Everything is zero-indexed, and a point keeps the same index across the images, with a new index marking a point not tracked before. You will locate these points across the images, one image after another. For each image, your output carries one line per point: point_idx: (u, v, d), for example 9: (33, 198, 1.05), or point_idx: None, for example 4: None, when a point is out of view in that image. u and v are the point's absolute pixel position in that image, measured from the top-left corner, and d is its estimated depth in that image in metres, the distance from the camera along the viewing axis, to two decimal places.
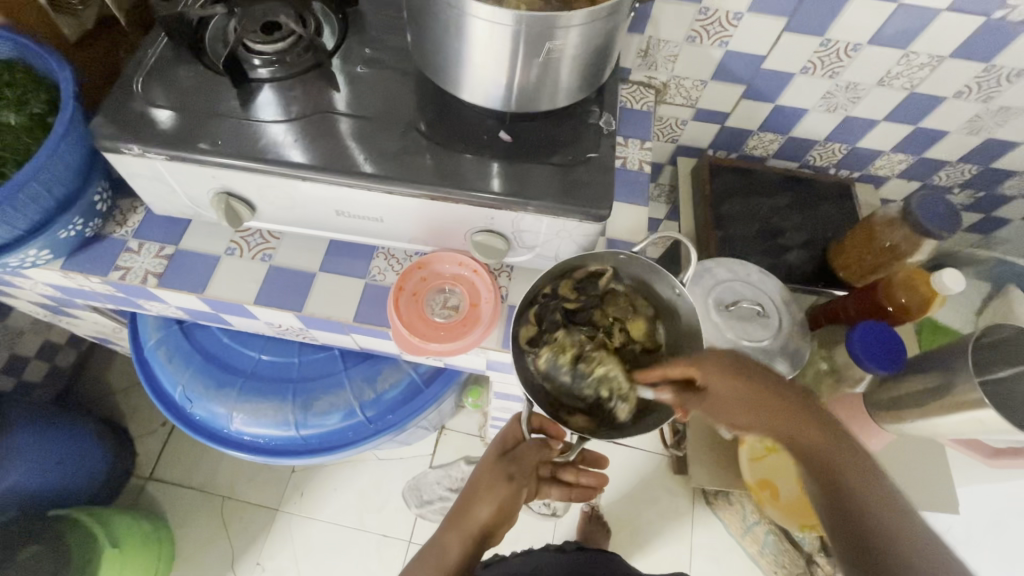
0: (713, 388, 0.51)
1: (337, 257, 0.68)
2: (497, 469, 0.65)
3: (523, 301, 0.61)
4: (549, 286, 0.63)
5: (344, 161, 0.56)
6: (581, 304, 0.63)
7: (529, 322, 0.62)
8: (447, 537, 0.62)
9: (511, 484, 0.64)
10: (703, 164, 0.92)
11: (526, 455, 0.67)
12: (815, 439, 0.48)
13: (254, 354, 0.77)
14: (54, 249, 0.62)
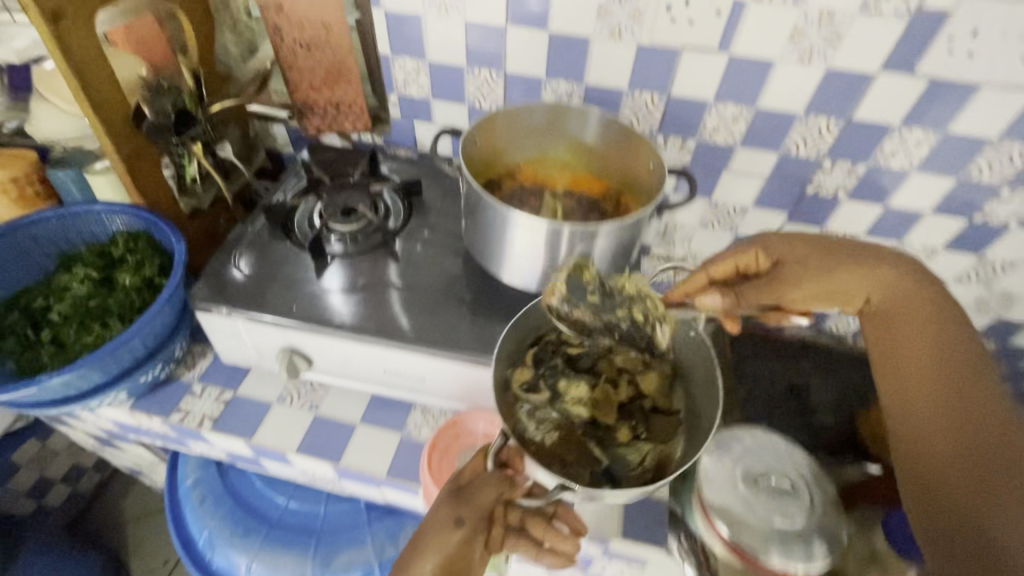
0: (787, 260, 0.61)
1: (377, 410, 0.72)
2: (446, 509, 0.52)
3: (509, 334, 0.59)
4: (552, 333, 0.64)
5: (396, 328, 0.64)
6: (586, 350, 0.62)
7: (526, 366, 0.61)
8: None
9: (459, 527, 0.50)
10: (722, 331, 0.98)
11: (478, 493, 0.52)
12: (917, 310, 0.55)
13: (283, 501, 0.79)
14: (131, 393, 0.69)
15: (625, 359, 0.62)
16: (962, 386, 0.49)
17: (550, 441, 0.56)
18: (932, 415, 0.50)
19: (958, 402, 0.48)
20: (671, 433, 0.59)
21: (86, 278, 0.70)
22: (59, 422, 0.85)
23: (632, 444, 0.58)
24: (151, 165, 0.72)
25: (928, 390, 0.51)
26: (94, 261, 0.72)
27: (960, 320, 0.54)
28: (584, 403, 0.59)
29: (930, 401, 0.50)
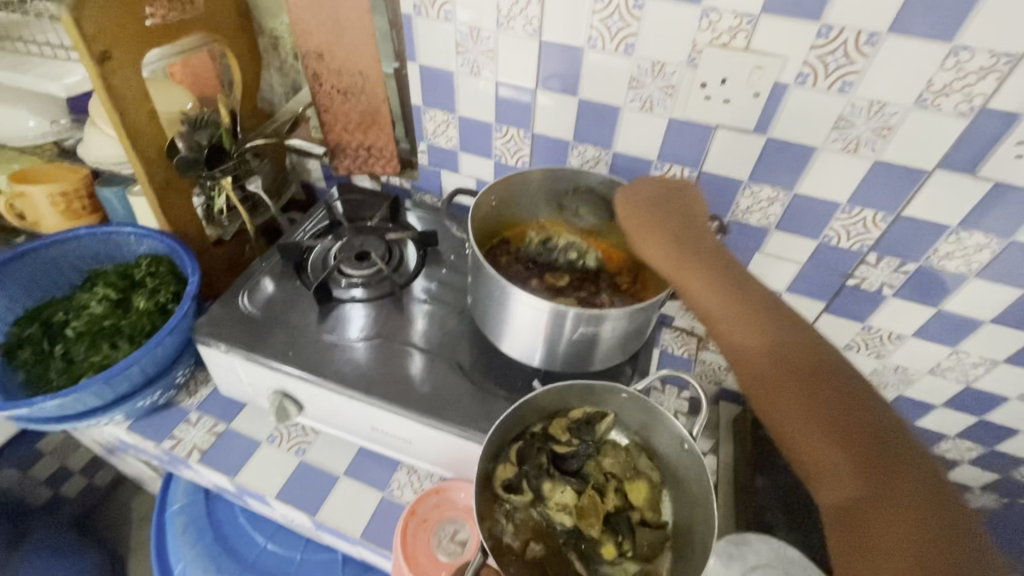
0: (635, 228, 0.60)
1: (364, 463, 0.70)
2: None
3: (502, 426, 0.56)
4: (540, 425, 0.60)
5: (388, 387, 0.62)
6: (573, 447, 0.59)
7: (509, 463, 0.57)
8: None
9: None
10: (745, 415, 0.90)
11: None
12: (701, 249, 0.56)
13: (261, 541, 0.77)
14: (128, 416, 0.69)
15: (615, 463, 0.59)
16: (800, 361, 0.45)
17: (528, 551, 0.53)
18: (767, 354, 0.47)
19: (806, 384, 0.44)
20: (656, 549, 0.55)
21: (105, 298, 0.73)
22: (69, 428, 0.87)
23: (616, 562, 0.55)
24: (180, 196, 0.74)
25: (725, 298, 0.51)
26: (116, 282, 0.75)
27: (740, 269, 0.53)
28: (568, 511, 0.56)
29: (722, 296, 0.51)
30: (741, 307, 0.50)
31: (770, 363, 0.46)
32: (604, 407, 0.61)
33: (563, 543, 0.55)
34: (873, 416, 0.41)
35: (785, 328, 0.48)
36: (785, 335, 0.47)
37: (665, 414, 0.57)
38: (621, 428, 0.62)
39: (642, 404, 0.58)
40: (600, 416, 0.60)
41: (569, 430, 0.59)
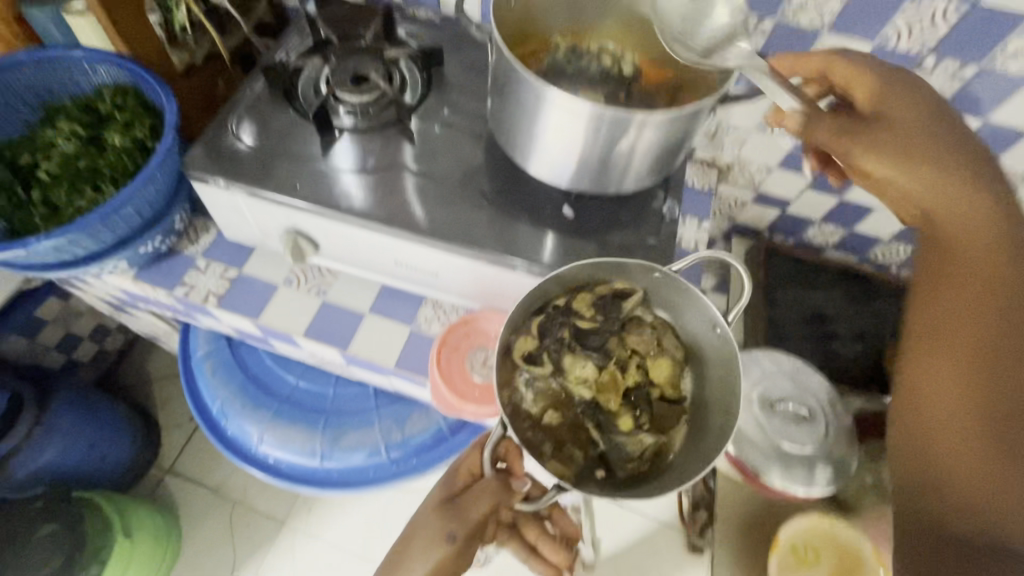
0: (846, 83, 0.51)
1: (388, 301, 0.69)
2: (438, 524, 0.53)
3: (522, 306, 0.54)
4: (563, 298, 0.57)
5: (409, 218, 0.59)
6: (597, 323, 0.57)
7: (529, 334, 0.56)
8: None
9: (452, 546, 0.52)
10: (758, 248, 0.91)
11: (473, 505, 0.54)
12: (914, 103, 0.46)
13: (292, 380, 0.79)
14: (132, 263, 0.66)
15: (640, 341, 0.57)
16: (1006, 322, 0.37)
17: (545, 417, 0.54)
18: (961, 286, 0.39)
19: (1000, 336, 0.37)
20: (673, 422, 0.56)
21: (73, 135, 0.65)
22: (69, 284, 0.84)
23: (633, 434, 0.54)
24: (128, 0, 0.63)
25: (955, 216, 0.41)
26: (81, 117, 0.66)
27: (977, 160, 0.43)
28: (588, 384, 0.55)
29: (927, 188, 0.42)
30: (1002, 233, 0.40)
31: (938, 266, 0.41)
32: (633, 285, 0.58)
33: (582, 414, 0.55)
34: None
35: (1005, 251, 0.40)
36: (1006, 281, 0.38)
37: (701, 293, 0.54)
38: (647, 307, 0.59)
39: (676, 282, 0.55)
40: (628, 293, 0.58)
41: (593, 305, 0.57)
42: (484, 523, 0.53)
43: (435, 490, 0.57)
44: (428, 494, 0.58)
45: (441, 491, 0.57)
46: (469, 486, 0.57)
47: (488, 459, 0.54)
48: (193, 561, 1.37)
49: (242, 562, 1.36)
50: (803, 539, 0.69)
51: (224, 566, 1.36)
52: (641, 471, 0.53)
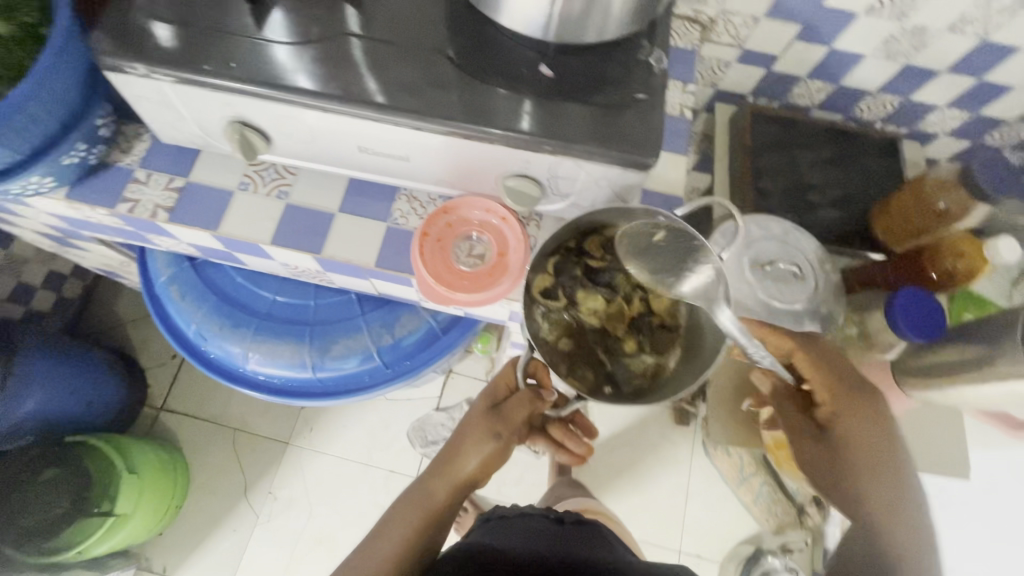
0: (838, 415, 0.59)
1: (358, 197, 0.64)
2: (486, 423, 0.64)
3: (536, 252, 0.57)
4: (574, 240, 0.60)
5: (370, 91, 0.51)
6: (605, 263, 0.61)
7: (546, 272, 0.60)
8: (434, 482, 0.64)
9: (498, 441, 0.63)
10: (743, 113, 0.87)
11: (514, 411, 0.65)
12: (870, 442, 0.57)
13: (268, 296, 0.75)
14: (57, 177, 0.58)
15: (644, 277, 0.62)
16: (888, 465, 0.57)
17: (559, 342, 0.61)
18: (862, 430, 0.58)
19: (879, 470, 0.56)
20: (669, 346, 0.62)
21: None
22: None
23: (636, 355, 0.62)
24: None
25: (857, 401, 0.59)
26: None
27: (878, 407, 0.59)
28: (597, 314, 0.62)
29: (849, 425, 0.58)
30: (870, 411, 0.59)
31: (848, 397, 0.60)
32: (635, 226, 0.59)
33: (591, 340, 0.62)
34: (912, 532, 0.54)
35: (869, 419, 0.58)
36: (893, 445, 0.57)
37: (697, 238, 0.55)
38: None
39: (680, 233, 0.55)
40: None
41: (603, 247, 0.60)
42: (522, 423, 0.66)
43: (478, 403, 0.68)
44: (472, 406, 0.68)
45: (485, 402, 0.67)
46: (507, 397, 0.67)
47: (519, 382, 0.64)
48: (204, 487, 1.41)
49: (253, 483, 1.41)
50: None
51: (236, 488, 1.41)
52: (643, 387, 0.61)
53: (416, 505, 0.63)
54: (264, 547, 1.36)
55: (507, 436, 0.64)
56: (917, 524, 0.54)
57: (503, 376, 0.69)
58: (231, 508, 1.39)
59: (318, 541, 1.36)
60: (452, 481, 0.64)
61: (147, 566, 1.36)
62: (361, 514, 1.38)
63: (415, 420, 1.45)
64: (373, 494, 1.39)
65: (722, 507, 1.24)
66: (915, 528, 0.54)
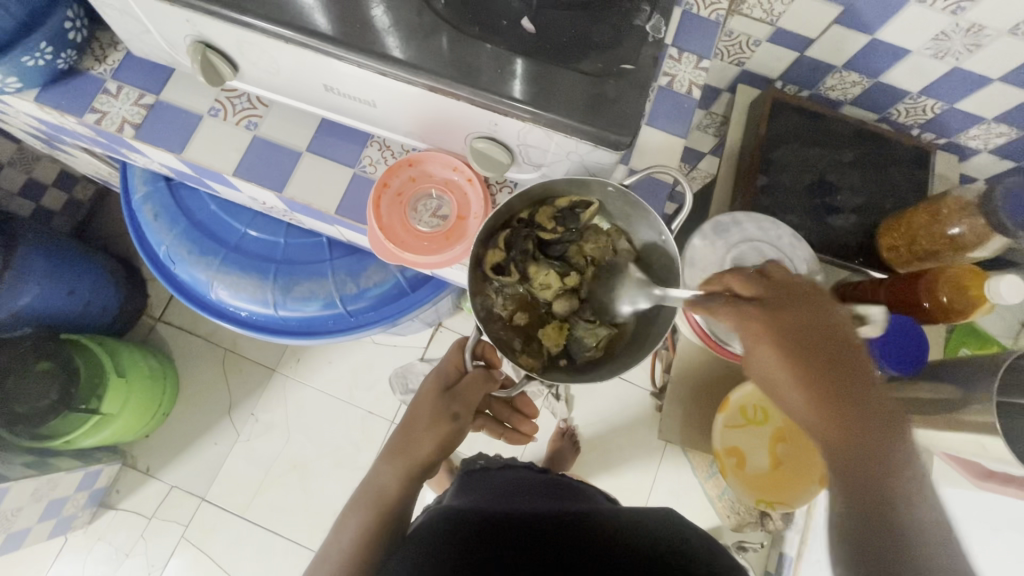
0: (773, 353, 0.44)
1: (329, 139, 0.61)
2: (440, 406, 0.62)
3: (491, 221, 0.55)
4: (526, 211, 0.59)
5: (337, 25, 0.47)
6: (557, 235, 0.59)
7: (496, 247, 0.57)
8: (387, 468, 0.59)
9: (454, 422, 0.61)
10: (765, 98, 0.80)
11: (468, 392, 0.63)
12: (827, 376, 0.43)
13: (241, 228, 0.75)
14: (22, 79, 0.57)
15: (596, 248, 0.60)
16: (850, 381, 0.43)
17: (515, 318, 0.60)
18: (799, 368, 0.43)
19: (846, 404, 0.42)
20: (625, 317, 0.61)
21: None
22: None
23: (591, 327, 0.60)
24: None
25: (783, 319, 0.45)
26: None
27: (845, 352, 0.43)
28: (551, 289, 0.59)
29: (781, 356, 0.44)
30: (806, 323, 0.45)
31: (806, 336, 0.44)
32: (587, 196, 0.57)
33: (545, 312, 0.61)
34: (906, 464, 0.40)
35: (825, 372, 0.43)
36: (854, 372, 0.43)
37: (651, 208, 0.54)
38: (604, 215, 0.59)
39: (630, 197, 0.54)
40: (584, 205, 0.57)
41: (555, 218, 0.58)
42: (476, 404, 0.64)
43: (427, 386, 0.65)
44: (421, 387, 0.65)
45: (436, 382, 0.65)
46: (459, 379, 0.65)
47: (468, 362, 0.62)
48: (191, 399, 1.47)
49: (237, 402, 1.46)
50: (753, 404, 0.74)
51: (220, 404, 1.46)
52: (597, 358, 0.60)
53: (369, 498, 0.58)
54: (242, 463, 1.42)
55: (463, 416, 0.61)
56: (906, 458, 0.41)
57: (451, 359, 0.67)
58: (215, 422, 1.45)
59: (292, 466, 1.41)
60: (406, 462, 0.59)
61: (132, 464, 1.42)
62: (336, 448, 1.42)
63: (398, 366, 1.46)
64: (349, 430, 1.43)
65: (686, 496, 1.26)
66: (905, 468, 0.40)
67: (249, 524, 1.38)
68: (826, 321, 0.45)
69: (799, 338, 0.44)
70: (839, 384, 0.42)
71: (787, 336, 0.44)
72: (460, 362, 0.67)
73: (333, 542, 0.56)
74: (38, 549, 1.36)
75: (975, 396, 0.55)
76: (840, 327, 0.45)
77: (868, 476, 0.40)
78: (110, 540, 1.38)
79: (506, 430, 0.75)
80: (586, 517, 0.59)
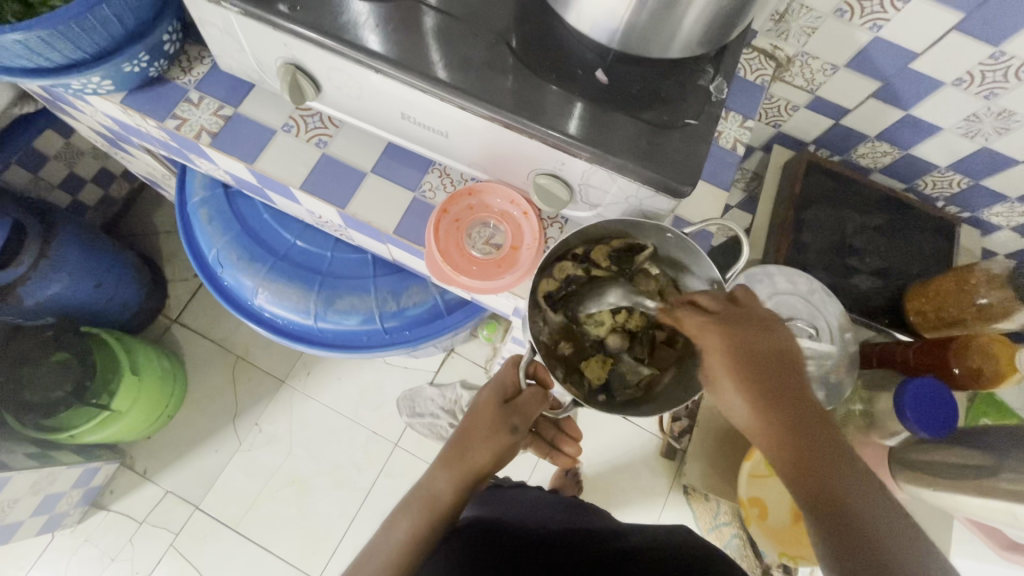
0: (725, 357, 0.48)
1: (393, 162, 0.65)
2: (498, 419, 0.64)
3: (548, 254, 0.58)
4: (582, 247, 0.62)
5: (425, 62, 0.51)
6: (610, 274, 0.62)
7: (552, 277, 0.61)
8: (440, 475, 0.62)
9: (510, 435, 0.64)
10: (799, 160, 0.84)
11: (526, 407, 0.65)
12: (769, 378, 0.47)
13: (290, 239, 0.78)
14: (116, 82, 0.60)
15: (646, 289, 0.62)
16: (795, 393, 0.47)
17: (559, 346, 0.63)
18: (738, 373, 0.47)
19: (792, 416, 0.46)
20: (667, 362, 0.63)
21: None
22: (61, 108, 0.80)
23: (634, 365, 0.63)
24: None
25: (740, 334, 0.48)
26: None
27: (789, 363, 0.48)
28: (601, 325, 0.63)
29: (733, 370, 0.47)
30: (756, 340, 0.48)
31: (757, 349, 0.48)
32: (643, 240, 0.60)
33: (590, 345, 0.64)
34: (853, 473, 0.43)
35: (763, 377, 0.47)
36: (795, 380, 0.47)
37: (705, 255, 0.57)
38: (657, 260, 0.62)
39: (686, 244, 0.57)
40: (639, 248, 0.61)
41: (610, 257, 0.62)
42: (531, 421, 0.66)
43: (485, 395, 0.67)
44: (478, 396, 0.68)
45: (492, 394, 0.67)
46: (515, 394, 0.67)
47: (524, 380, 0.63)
48: (196, 403, 1.45)
49: (243, 410, 1.45)
50: None
51: (226, 411, 1.45)
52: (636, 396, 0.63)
53: (422, 503, 0.61)
54: (241, 474, 1.40)
55: (520, 429, 0.64)
56: (857, 477, 0.43)
57: (507, 372, 0.69)
58: (218, 429, 1.43)
59: (292, 480, 1.39)
60: (462, 472, 0.62)
61: (130, 464, 1.40)
62: (336, 466, 1.40)
63: (408, 388, 1.46)
64: (352, 450, 1.41)
65: None
66: (854, 484, 0.43)
67: (241, 538, 1.35)
68: (771, 336, 0.49)
69: (748, 344, 0.48)
70: (769, 383, 0.47)
71: (735, 342, 0.48)
72: (516, 376, 0.68)
73: (381, 542, 0.58)
74: (24, 544, 1.32)
75: (1008, 465, 0.56)
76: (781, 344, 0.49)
77: (820, 478, 0.43)
78: (98, 542, 1.34)
79: (550, 450, 0.79)
80: (608, 537, 0.59)
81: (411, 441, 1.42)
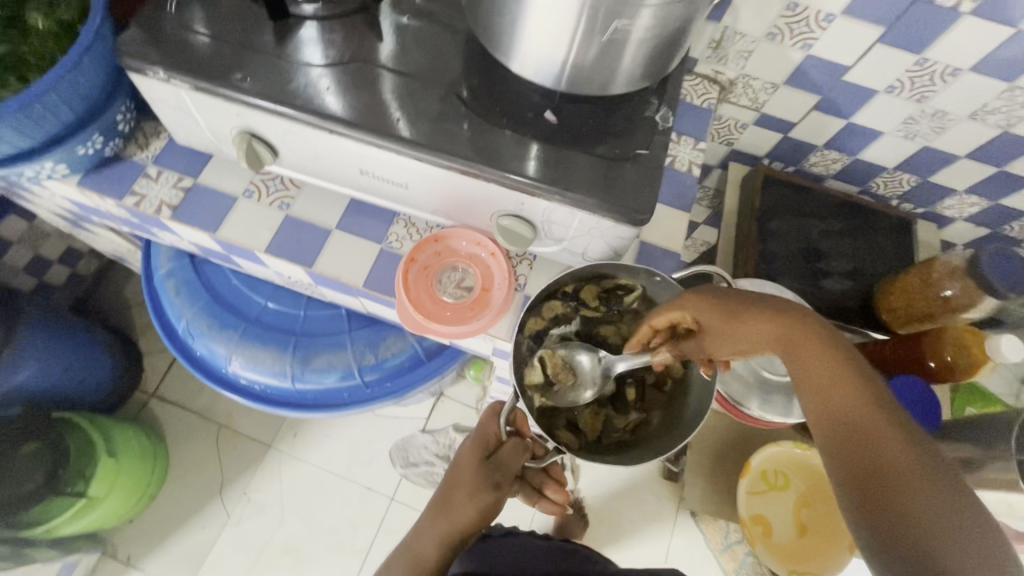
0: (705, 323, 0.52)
1: (358, 217, 0.65)
2: (481, 476, 0.63)
3: (538, 293, 0.59)
4: (571, 285, 0.63)
5: (380, 119, 0.52)
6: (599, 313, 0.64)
7: (538, 316, 0.62)
8: (429, 534, 0.62)
9: (493, 493, 0.62)
10: (755, 174, 0.87)
11: (508, 460, 0.65)
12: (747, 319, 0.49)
13: (261, 301, 0.77)
14: (71, 165, 0.61)
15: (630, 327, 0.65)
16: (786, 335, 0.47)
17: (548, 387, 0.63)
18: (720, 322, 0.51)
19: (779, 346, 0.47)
20: (654, 404, 0.65)
21: None
22: (19, 195, 0.79)
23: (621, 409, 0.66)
24: None
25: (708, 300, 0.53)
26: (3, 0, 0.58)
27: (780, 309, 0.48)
28: None
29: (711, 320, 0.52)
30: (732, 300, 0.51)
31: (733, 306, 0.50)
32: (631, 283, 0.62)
33: None
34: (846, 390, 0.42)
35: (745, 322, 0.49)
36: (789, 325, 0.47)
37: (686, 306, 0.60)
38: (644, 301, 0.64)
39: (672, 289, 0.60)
40: (627, 289, 0.63)
41: (599, 296, 0.64)
42: (514, 472, 0.66)
43: (467, 450, 0.66)
44: (460, 452, 0.67)
45: (475, 449, 0.66)
46: (497, 448, 0.66)
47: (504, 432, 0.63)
48: (180, 478, 1.39)
49: (229, 481, 1.39)
50: (773, 470, 0.76)
51: (211, 484, 1.39)
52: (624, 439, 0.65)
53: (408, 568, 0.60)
54: (231, 549, 1.33)
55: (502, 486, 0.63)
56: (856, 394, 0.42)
57: (487, 424, 0.68)
58: (204, 504, 1.37)
59: (285, 550, 1.33)
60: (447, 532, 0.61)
61: (112, 552, 1.33)
62: (332, 529, 1.34)
63: (399, 439, 1.42)
64: (346, 509, 1.36)
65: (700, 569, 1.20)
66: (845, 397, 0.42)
67: None
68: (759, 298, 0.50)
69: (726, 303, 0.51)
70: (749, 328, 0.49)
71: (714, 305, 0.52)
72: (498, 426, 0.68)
73: None
74: None
75: None
76: (748, 320, 0.49)
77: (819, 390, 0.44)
78: None
79: (539, 497, 0.76)
80: None
81: (408, 493, 1.37)
